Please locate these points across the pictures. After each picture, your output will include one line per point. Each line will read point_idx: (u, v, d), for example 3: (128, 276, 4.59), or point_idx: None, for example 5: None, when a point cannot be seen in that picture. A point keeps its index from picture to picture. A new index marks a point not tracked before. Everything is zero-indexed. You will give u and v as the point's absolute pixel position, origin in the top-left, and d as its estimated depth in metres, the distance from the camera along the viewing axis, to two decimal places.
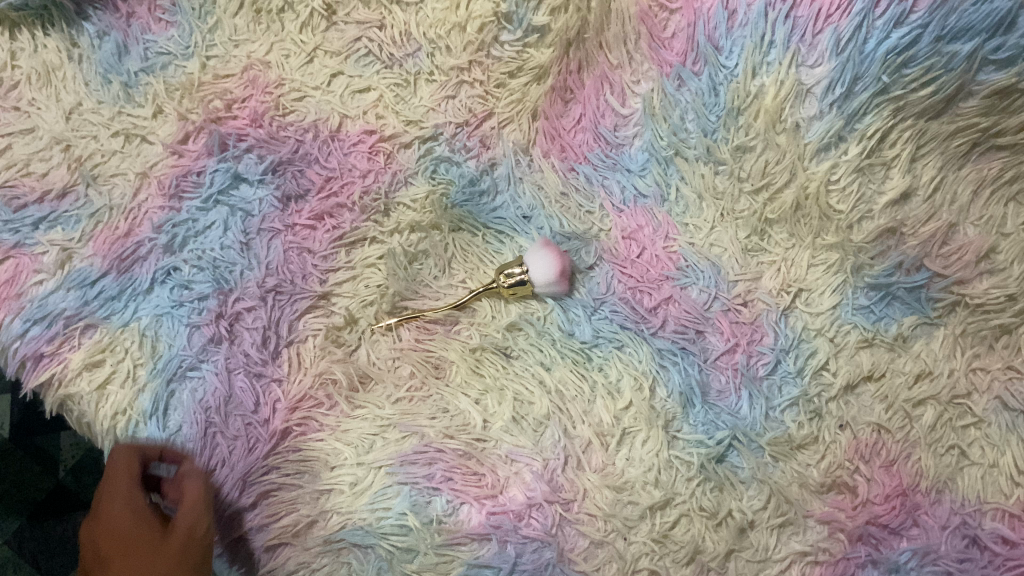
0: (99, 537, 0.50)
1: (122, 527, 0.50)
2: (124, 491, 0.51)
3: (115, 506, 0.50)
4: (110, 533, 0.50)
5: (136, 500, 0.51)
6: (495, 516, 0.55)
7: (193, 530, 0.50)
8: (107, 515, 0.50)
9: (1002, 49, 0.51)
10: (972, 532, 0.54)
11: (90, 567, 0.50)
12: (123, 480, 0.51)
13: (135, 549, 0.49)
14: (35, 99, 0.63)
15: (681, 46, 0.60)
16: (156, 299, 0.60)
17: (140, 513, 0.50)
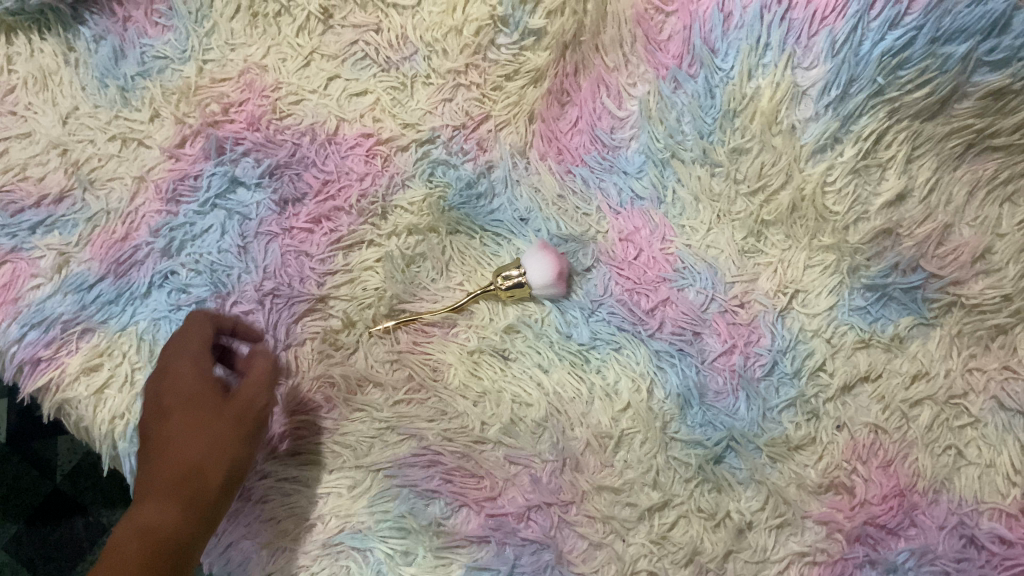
0: (164, 391, 0.52)
1: (184, 385, 0.52)
2: (192, 356, 0.53)
3: (180, 366, 0.53)
4: (174, 387, 0.52)
5: (198, 367, 0.53)
6: (495, 518, 0.55)
7: (247, 409, 0.52)
8: (172, 371, 0.53)
9: (997, 51, 0.51)
10: (969, 532, 0.54)
11: (148, 416, 0.52)
12: (191, 348, 0.54)
13: (193, 413, 0.51)
14: (32, 103, 0.64)
15: (676, 49, 0.60)
16: (153, 303, 0.60)
17: (201, 380, 0.52)
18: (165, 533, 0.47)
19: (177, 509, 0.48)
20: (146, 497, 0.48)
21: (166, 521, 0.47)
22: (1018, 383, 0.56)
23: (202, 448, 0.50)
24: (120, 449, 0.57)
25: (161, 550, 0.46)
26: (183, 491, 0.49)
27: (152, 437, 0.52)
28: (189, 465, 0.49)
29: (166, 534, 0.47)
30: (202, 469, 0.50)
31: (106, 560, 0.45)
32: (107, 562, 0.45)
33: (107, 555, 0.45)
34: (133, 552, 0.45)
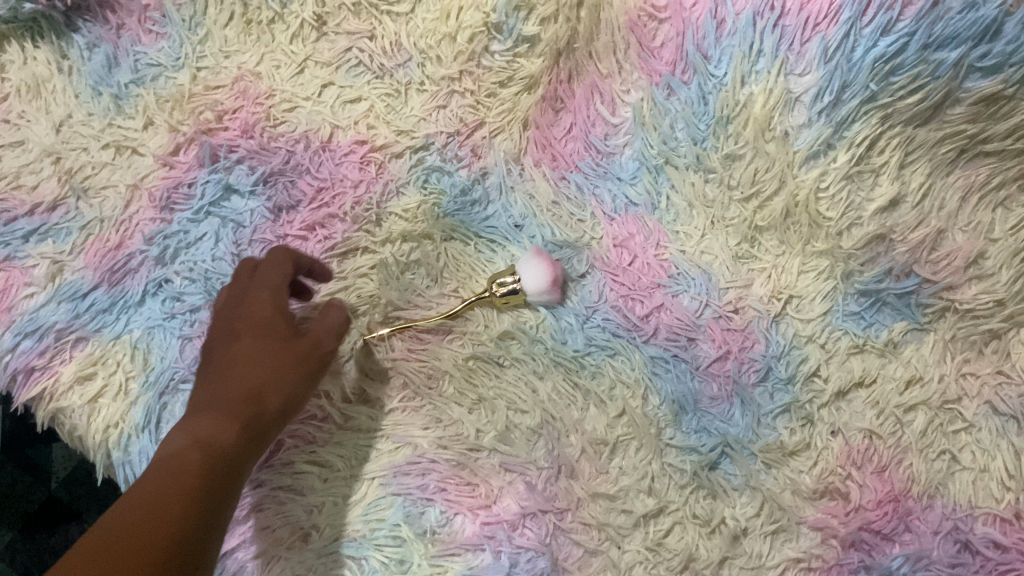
0: (240, 316, 0.55)
1: (260, 314, 0.55)
2: (275, 284, 0.56)
3: (258, 294, 0.56)
4: (250, 315, 0.55)
5: (277, 297, 0.56)
6: (489, 526, 0.56)
7: (315, 349, 0.55)
8: (250, 297, 0.56)
9: (988, 57, 0.52)
10: (964, 537, 0.55)
11: (216, 340, 0.55)
12: (276, 274, 0.56)
13: (265, 343, 0.54)
14: (25, 111, 0.64)
15: (670, 55, 0.60)
16: (147, 311, 0.60)
17: (279, 309, 0.55)
18: (227, 444, 0.48)
19: (238, 426, 0.50)
20: (210, 411, 0.50)
21: (227, 435, 0.49)
22: (1012, 388, 0.56)
23: (270, 374, 0.52)
24: (114, 458, 0.57)
25: (221, 458, 0.47)
26: (245, 411, 0.50)
27: (218, 360, 0.54)
28: (253, 388, 0.51)
29: (224, 447, 0.48)
30: (265, 393, 0.52)
31: (168, 459, 0.46)
32: (172, 459, 0.46)
33: (168, 458, 0.46)
34: (198, 452, 0.47)
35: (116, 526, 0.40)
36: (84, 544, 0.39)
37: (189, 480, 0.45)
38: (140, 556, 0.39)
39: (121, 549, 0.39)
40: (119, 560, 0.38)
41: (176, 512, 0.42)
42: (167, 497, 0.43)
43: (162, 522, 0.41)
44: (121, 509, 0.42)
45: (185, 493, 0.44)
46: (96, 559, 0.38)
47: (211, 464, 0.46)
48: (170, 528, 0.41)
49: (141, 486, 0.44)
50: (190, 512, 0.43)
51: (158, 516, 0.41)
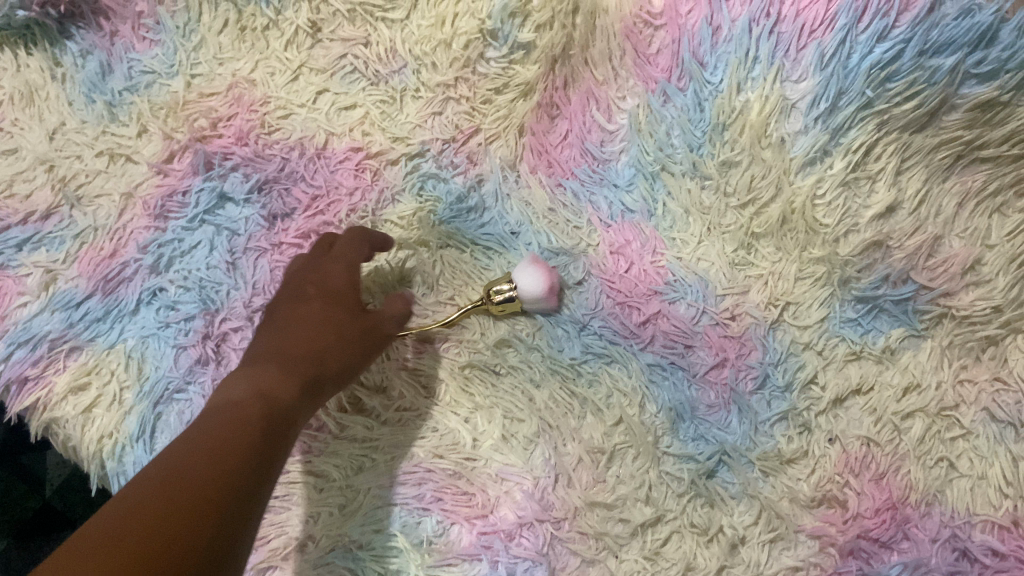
0: (313, 282, 0.57)
1: (335, 282, 0.56)
2: (352, 260, 0.57)
3: (333, 268, 0.57)
4: (325, 282, 0.57)
5: (351, 273, 0.57)
6: (486, 536, 0.55)
7: (381, 328, 0.56)
8: (325, 269, 0.57)
9: (984, 62, 0.52)
10: (961, 545, 0.54)
11: (284, 300, 0.56)
12: (354, 251, 0.58)
13: (334, 313, 0.55)
14: (18, 119, 0.64)
15: (666, 63, 0.60)
16: (142, 320, 0.60)
17: (352, 286, 0.57)
18: (285, 398, 0.49)
19: (296, 384, 0.50)
20: (272, 365, 0.51)
21: (286, 391, 0.50)
22: (1009, 395, 0.56)
23: (334, 342, 0.54)
24: (108, 468, 0.56)
25: (279, 410, 0.48)
26: (304, 370, 0.52)
27: (283, 320, 0.55)
28: (316, 353, 0.53)
29: (284, 404, 0.49)
30: (327, 357, 0.53)
31: (231, 407, 0.47)
32: (233, 406, 0.47)
33: (232, 406, 0.47)
34: (257, 402, 0.48)
35: (177, 467, 0.41)
36: (143, 485, 0.40)
37: (248, 427, 0.46)
38: (196, 495, 0.40)
39: (178, 489, 0.40)
40: (173, 499, 0.39)
41: (234, 457, 0.43)
42: (226, 441, 0.44)
43: (219, 465, 0.42)
44: (181, 451, 0.43)
45: (242, 439, 0.45)
46: (153, 499, 0.39)
47: (269, 415, 0.47)
48: (226, 472, 0.42)
49: (201, 433, 0.44)
50: (248, 457, 0.44)
51: (216, 459, 0.42)
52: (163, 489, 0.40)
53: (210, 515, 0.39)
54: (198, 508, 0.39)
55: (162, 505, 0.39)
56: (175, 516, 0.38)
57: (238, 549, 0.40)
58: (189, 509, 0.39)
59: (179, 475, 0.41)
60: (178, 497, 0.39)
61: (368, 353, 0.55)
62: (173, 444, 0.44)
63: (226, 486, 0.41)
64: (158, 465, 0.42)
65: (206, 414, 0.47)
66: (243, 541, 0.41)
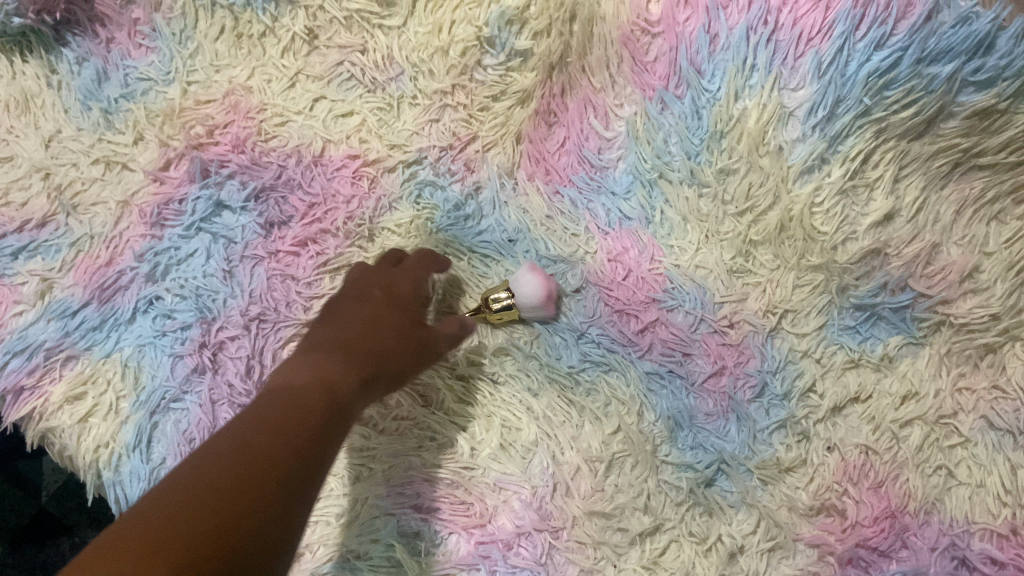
0: (380, 284, 0.57)
1: (402, 289, 0.57)
2: (419, 272, 0.58)
3: (399, 276, 0.58)
4: (391, 286, 0.57)
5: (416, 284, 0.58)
6: (484, 545, 0.55)
7: (440, 338, 0.56)
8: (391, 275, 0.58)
9: (982, 71, 0.52)
10: (960, 553, 0.54)
11: (351, 297, 0.57)
12: (420, 266, 0.59)
13: (397, 317, 0.56)
14: (14, 126, 0.63)
15: (663, 70, 0.60)
16: (138, 329, 0.60)
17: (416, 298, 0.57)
18: (346, 391, 0.50)
19: (358, 380, 0.51)
20: (335, 358, 0.52)
21: (349, 386, 0.50)
22: (1007, 403, 0.56)
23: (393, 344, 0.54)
24: (105, 478, 0.56)
25: (339, 402, 0.49)
26: (364, 365, 0.52)
27: (348, 316, 0.56)
28: (377, 353, 0.53)
29: (346, 399, 0.49)
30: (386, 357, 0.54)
31: (298, 393, 0.48)
32: (296, 393, 0.48)
33: (298, 392, 0.48)
34: (319, 393, 0.48)
35: (239, 450, 0.42)
36: (207, 464, 0.41)
37: (309, 416, 0.46)
38: (257, 482, 0.40)
39: (242, 473, 0.40)
40: (237, 483, 0.40)
41: (295, 445, 0.44)
42: (286, 429, 0.45)
43: (280, 453, 0.43)
44: (246, 433, 0.44)
45: (303, 428, 0.45)
46: (217, 480, 0.40)
47: (330, 406, 0.48)
48: (286, 460, 0.43)
49: (269, 415, 0.45)
50: (309, 446, 0.44)
51: (278, 445, 0.43)
52: (227, 470, 0.40)
53: (269, 503, 0.40)
54: (258, 494, 0.40)
55: (225, 488, 0.39)
56: (236, 499, 0.39)
57: (291, 537, 0.41)
58: (251, 495, 0.40)
59: (241, 458, 0.41)
60: (242, 480, 0.40)
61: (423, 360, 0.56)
62: (242, 420, 0.45)
63: (285, 473, 0.42)
64: (223, 444, 0.43)
65: (270, 398, 0.48)
66: (295, 527, 0.41)
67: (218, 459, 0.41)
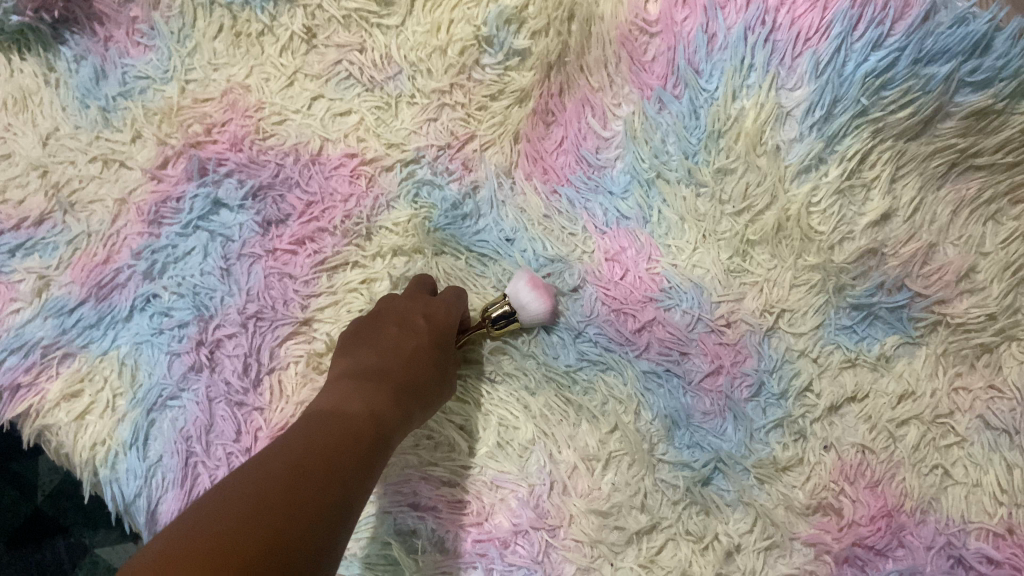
0: (420, 311, 0.57)
1: (441, 319, 0.57)
2: (454, 303, 0.59)
3: (438, 304, 0.58)
4: (430, 313, 0.57)
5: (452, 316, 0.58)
6: (481, 544, 0.55)
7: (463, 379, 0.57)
8: (428, 303, 0.58)
9: (979, 71, 0.52)
10: (957, 552, 0.54)
11: (388, 320, 0.57)
12: (455, 298, 0.59)
13: (434, 348, 0.56)
14: (11, 124, 0.63)
15: (661, 70, 0.60)
16: (136, 326, 0.59)
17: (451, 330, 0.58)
18: (388, 424, 0.50)
19: (398, 412, 0.51)
20: (376, 387, 0.52)
21: (391, 418, 0.50)
22: (1003, 402, 0.56)
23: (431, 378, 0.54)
24: (101, 476, 0.56)
25: (381, 435, 0.48)
26: (404, 399, 0.52)
27: (385, 341, 0.55)
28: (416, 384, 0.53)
29: (388, 431, 0.49)
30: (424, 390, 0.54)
31: (343, 423, 0.47)
32: (342, 421, 0.47)
33: (344, 422, 0.47)
34: (363, 425, 0.48)
35: (295, 474, 0.41)
36: (264, 483, 0.40)
37: (356, 449, 0.46)
38: (316, 510, 0.40)
39: (301, 498, 0.39)
40: (298, 508, 0.39)
41: (345, 477, 0.43)
42: (337, 460, 0.44)
43: (333, 484, 0.42)
44: (298, 457, 0.43)
45: (352, 461, 0.45)
46: (278, 502, 0.39)
47: (374, 441, 0.47)
48: (339, 492, 0.42)
49: (317, 443, 0.45)
50: (357, 481, 0.44)
51: (330, 476, 0.42)
52: (285, 493, 0.39)
53: (326, 533, 0.39)
54: (317, 522, 0.39)
55: (286, 510, 0.38)
56: (298, 524, 0.38)
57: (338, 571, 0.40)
58: (310, 523, 0.39)
59: (300, 483, 0.40)
60: (305, 506, 0.39)
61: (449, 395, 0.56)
62: (287, 444, 0.44)
63: (338, 504, 0.41)
64: (276, 464, 0.42)
65: (316, 423, 0.47)
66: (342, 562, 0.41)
67: (275, 479, 0.40)
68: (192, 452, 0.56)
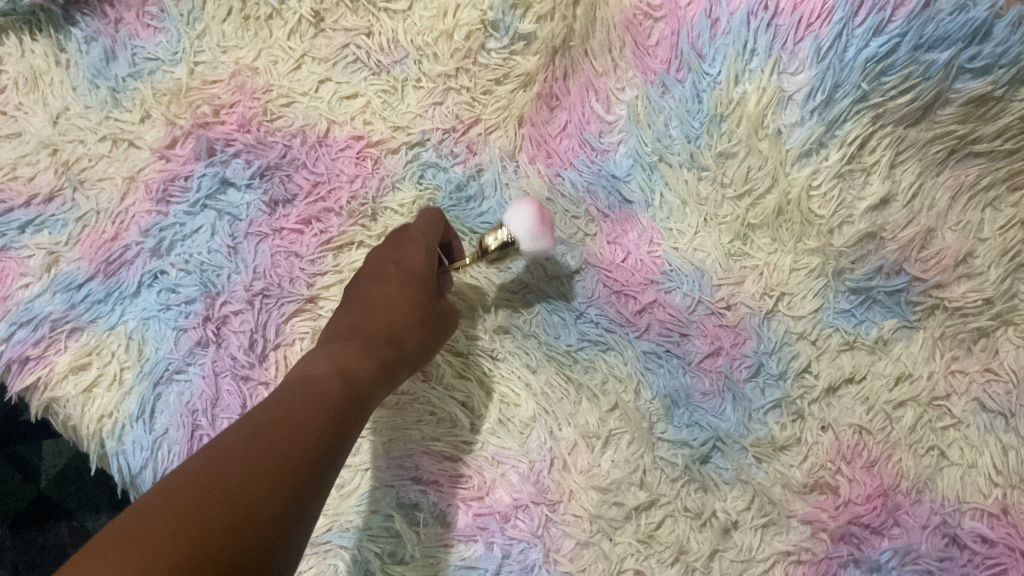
0: (392, 263, 0.57)
1: (414, 264, 0.56)
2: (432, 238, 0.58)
3: (415, 243, 0.57)
4: (403, 264, 0.56)
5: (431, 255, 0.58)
6: (482, 517, 0.55)
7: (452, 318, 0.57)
8: (403, 246, 0.57)
9: (978, 58, 0.52)
10: (951, 531, 0.55)
11: (366, 279, 0.57)
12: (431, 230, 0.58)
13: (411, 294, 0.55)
14: (22, 103, 0.64)
15: (664, 55, 0.61)
16: (143, 302, 0.60)
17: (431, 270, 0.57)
18: (363, 382, 0.49)
19: (376, 367, 0.51)
20: (351, 347, 0.52)
21: (365, 373, 0.50)
22: (999, 385, 0.57)
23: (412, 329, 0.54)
24: (108, 448, 0.57)
25: (355, 393, 0.48)
26: (381, 353, 0.52)
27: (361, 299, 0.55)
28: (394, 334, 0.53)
29: (363, 384, 0.49)
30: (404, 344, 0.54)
31: (313, 383, 0.47)
32: (310, 380, 0.47)
33: (314, 382, 0.47)
34: (335, 382, 0.48)
35: (261, 438, 0.41)
36: (228, 449, 0.40)
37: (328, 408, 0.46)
38: (280, 475, 0.39)
39: (266, 464, 0.39)
40: (261, 474, 0.39)
41: (316, 438, 0.43)
42: (307, 420, 0.44)
43: (303, 447, 0.42)
44: (263, 422, 0.43)
45: (322, 420, 0.44)
46: (241, 469, 0.38)
47: (349, 402, 0.47)
48: (308, 455, 0.42)
49: (284, 406, 0.44)
50: (328, 441, 0.44)
51: (298, 440, 0.42)
52: (245, 463, 0.39)
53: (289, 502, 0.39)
54: (282, 489, 0.39)
55: (248, 477, 0.38)
56: (259, 496, 0.38)
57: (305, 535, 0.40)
58: (273, 487, 0.38)
59: (265, 447, 0.40)
60: (265, 475, 0.39)
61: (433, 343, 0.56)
62: (257, 410, 0.44)
63: (307, 467, 0.41)
64: (241, 431, 0.42)
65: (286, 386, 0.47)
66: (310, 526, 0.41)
67: (241, 444, 0.40)
68: (198, 425, 0.58)
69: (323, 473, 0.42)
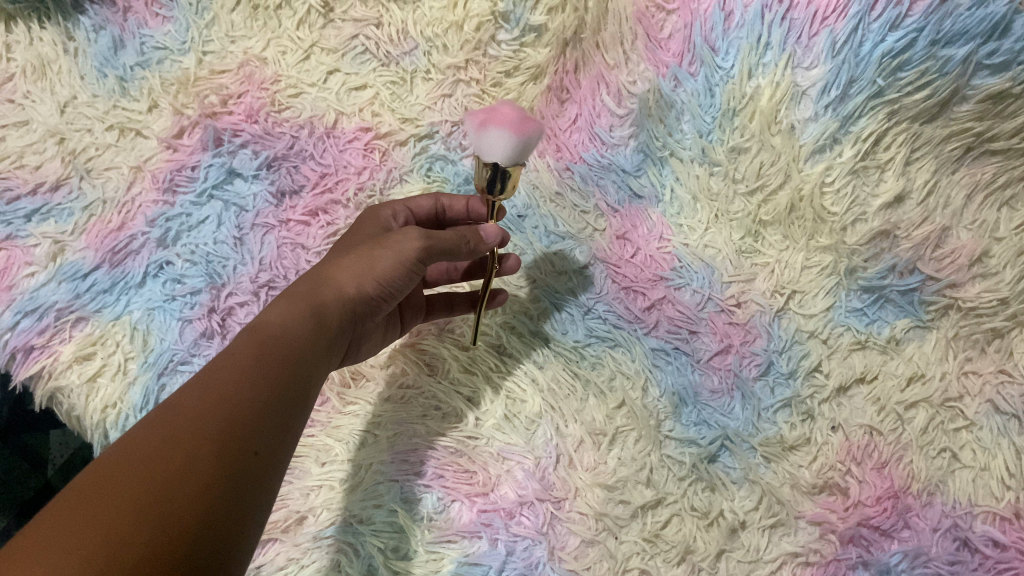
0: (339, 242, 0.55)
1: (354, 236, 0.54)
2: (412, 206, 0.59)
3: (384, 208, 0.58)
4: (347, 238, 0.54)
5: (398, 221, 0.57)
6: (485, 514, 0.54)
7: (425, 254, 0.50)
8: (363, 219, 0.57)
9: (997, 54, 0.51)
10: (963, 535, 0.54)
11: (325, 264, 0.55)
12: (412, 198, 0.60)
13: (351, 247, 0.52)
14: (30, 91, 0.65)
15: (677, 47, 0.60)
16: (148, 293, 0.60)
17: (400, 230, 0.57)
18: (293, 331, 0.44)
19: (303, 305, 0.46)
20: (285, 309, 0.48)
21: (291, 313, 0.45)
22: (1013, 387, 0.56)
23: (345, 269, 0.49)
24: (111, 439, 0.55)
25: (290, 347, 0.43)
26: (313, 294, 0.47)
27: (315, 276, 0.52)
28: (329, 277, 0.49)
29: (287, 323, 0.44)
30: (337, 284, 0.48)
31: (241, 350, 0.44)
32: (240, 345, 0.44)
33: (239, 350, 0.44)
34: (258, 329, 0.43)
35: (170, 417, 0.36)
36: (137, 435, 0.35)
37: (256, 364, 0.40)
38: (197, 456, 0.34)
39: (174, 448, 0.34)
40: (173, 433, 0.35)
41: (243, 404, 0.38)
42: (227, 385, 0.38)
43: (206, 389, 0.38)
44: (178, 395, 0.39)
45: (248, 381, 0.39)
46: (145, 458, 0.33)
47: (287, 358, 0.42)
48: (235, 397, 0.38)
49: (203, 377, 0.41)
50: (261, 402, 0.38)
51: (214, 409, 0.36)
52: (142, 426, 0.36)
53: (196, 442, 0.35)
54: (201, 472, 0.34)
55: (157, 469, 0.33)
56: (150, 444, 0.34)
57: (262, 486, 0.36)
58: (163, 434, 0.35)
59: (177, 426, 0.35)
60: (165, 427, 0.35)
61: (396, 291, 0.50)
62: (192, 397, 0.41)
63: (231, 441, 0.36)
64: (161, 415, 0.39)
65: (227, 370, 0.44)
66: (260, 509, 0.36)
67: (149, 426, 0.35)
68: None
69: (257, 442, 0.37)
